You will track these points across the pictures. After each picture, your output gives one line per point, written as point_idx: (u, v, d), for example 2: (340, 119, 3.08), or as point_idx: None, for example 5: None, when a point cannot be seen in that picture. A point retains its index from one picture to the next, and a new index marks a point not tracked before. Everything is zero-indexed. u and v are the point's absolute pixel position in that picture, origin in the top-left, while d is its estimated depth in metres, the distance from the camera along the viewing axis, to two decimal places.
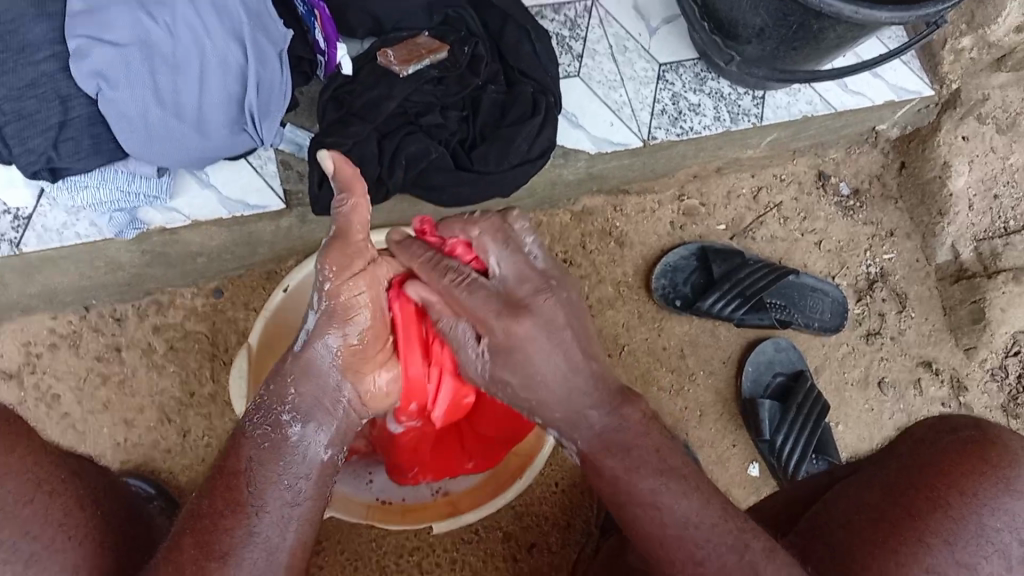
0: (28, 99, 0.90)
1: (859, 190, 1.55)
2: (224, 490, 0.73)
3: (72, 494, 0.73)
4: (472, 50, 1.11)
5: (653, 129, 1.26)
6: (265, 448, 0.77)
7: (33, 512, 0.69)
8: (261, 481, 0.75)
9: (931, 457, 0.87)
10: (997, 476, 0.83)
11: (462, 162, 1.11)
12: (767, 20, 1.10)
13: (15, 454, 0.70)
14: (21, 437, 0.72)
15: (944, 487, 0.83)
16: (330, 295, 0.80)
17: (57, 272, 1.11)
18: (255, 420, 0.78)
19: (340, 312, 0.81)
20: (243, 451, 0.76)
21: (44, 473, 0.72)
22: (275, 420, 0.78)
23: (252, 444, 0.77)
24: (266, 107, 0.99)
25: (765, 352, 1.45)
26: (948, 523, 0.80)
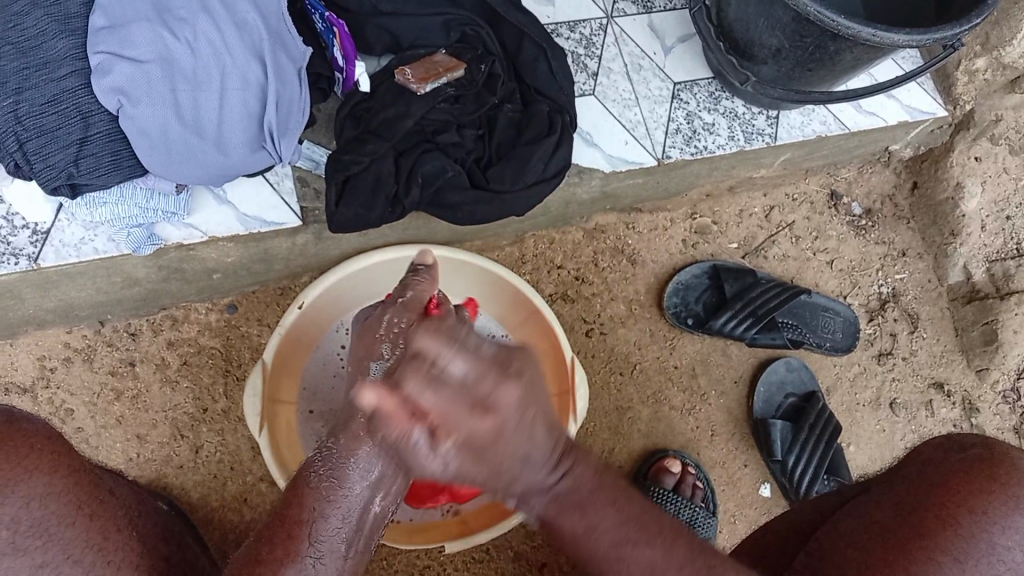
0: (50, 115, 0.91)
1: (871, 210, 1.55)
2: (282, 539, 0.72)
3: (111, 516, 0.74)
4: (488, 68, 1.13)
5: (668, 147, 1.26)
6: (329, 499, 0.78)
7: (74, 535, 0.70)
8: (319, 532, 0.75)
9: (939, 476, 0.86)
10: (1006, 494, 0.82)
11: (478, 179, 1.12)
12: (782, 41, 1.11)
13: (56, 475, 0.72)
14: (62, 457, 0.74)
15: (953, 505, 0.82)
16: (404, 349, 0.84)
17: (74, 287, 1.11)
18: (319, 471, 0.80)
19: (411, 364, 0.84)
20: (307, 500, 0.77)
21: (83, 496, 0.73)
22: (343, 474, 0.79)
23: (317, 493, 0.78)
24: (283, 124, 0.99)
25: (777, 373, 1.45)
26: (957, 541, 0.79)
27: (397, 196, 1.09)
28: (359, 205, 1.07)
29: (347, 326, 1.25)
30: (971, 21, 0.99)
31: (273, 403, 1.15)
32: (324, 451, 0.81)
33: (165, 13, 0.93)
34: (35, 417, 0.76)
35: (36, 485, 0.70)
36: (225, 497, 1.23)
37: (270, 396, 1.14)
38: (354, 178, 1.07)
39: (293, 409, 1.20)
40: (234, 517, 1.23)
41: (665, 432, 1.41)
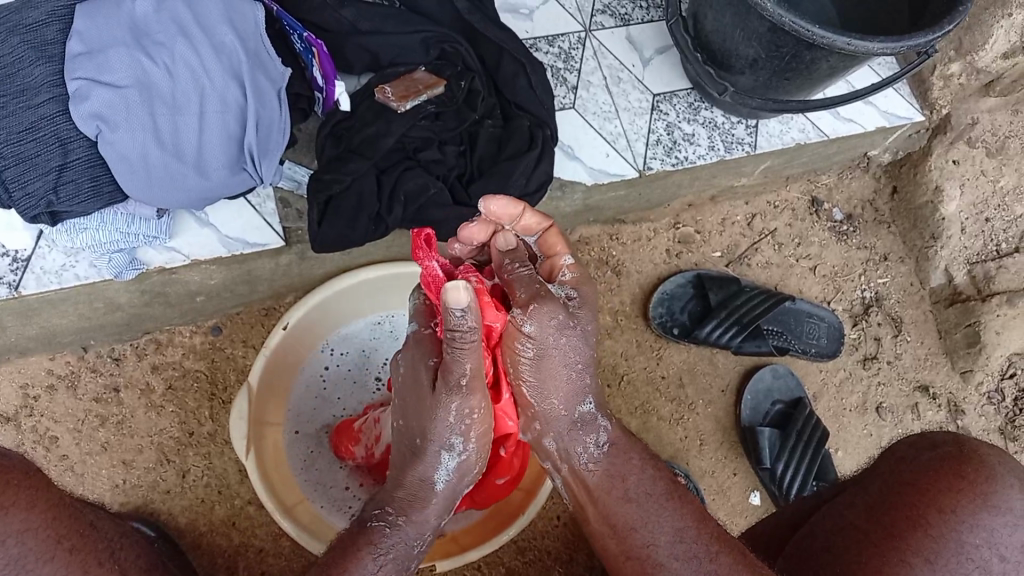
0: (28, 142, 0.90)
1: (851, 215, 1.56)
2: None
3: (93, 548, 0.74)
4: (468, 85, 1.13)
5: (648, 159, 1.27)
6: (383, 571, 0.79)
7: (54, 570, 0.70)
8: None
9: (911, 474, 0.86)
10: (974, 494, 0.82)
11: (460, 196, 1.12)
12: (759, 51, 1.11)
13: (35, 510, 0.71)
14: (41, 491, 0.73)
15: (924, 505, 0.82)
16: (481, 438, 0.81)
17: (55, 313, 1.09)
18: (380, 541, 0.79)
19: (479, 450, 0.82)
20: (364, 573, 0.77)
21: (64, 528, 0.73)
22: (401, 551, 0.80)
23: (376, 566, 0.78)
24: (265, 146, 0.99)
25: (763, 380, 1.45)
26: (927, 542, 0.80)
27: (379, 214, 1.09)
28: (342, 225, 1.08)
29: (332, 347, 1.26)
30: (943, 28, 1.00)
31: (260, 424, 1.14)
32: (385, 523, 0.80)
33: (143, 38, 0.93)
34: (15, 453, 0.75)
35: (12, 521, 0.69)
36: (214, 521, 1.22)
37: (256, 417, 1.13)
38: (336, 198, 1.08)
39: (280, 432, 1.19)
40: (223, 541, 1.22)
41: (654, 443, 1.41)
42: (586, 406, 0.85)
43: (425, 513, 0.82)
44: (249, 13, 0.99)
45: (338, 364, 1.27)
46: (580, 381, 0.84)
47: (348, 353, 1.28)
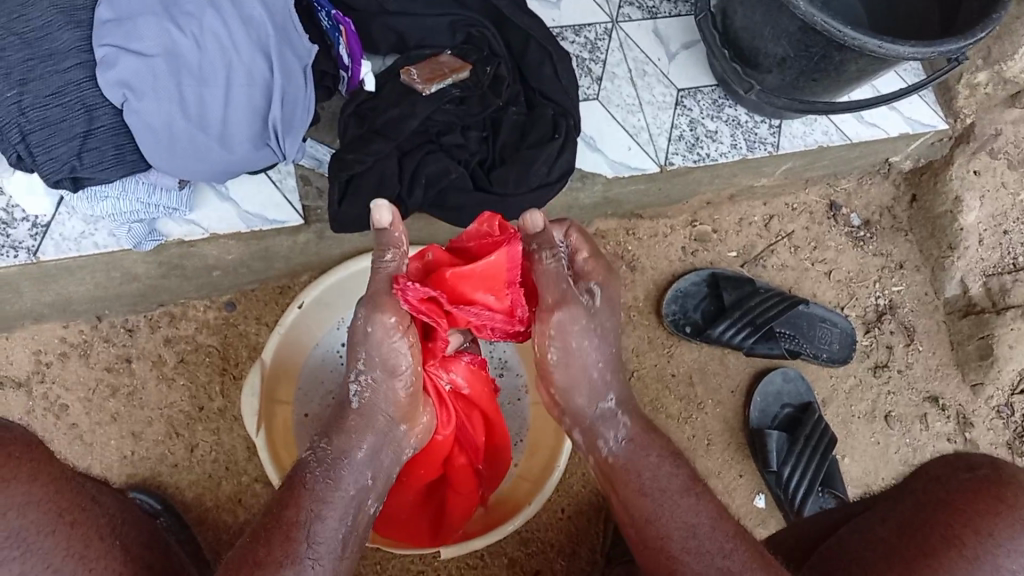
0: (54, 107, 0.90)
1: (869, 221, 1.56)
2: (280, 542, 0.74)
3: (92, 523, 0.73)
4: (494, 71, 1.13)
5: (670, 155, 1.26)
6: (323, 500, 0.79)
7: (54, 543, 0.70)
8: (316, 535, 0.77)
9: (946, 494, 0.86)
10: (1013, 517, 0.81)
11: (482, 182, 1.12)
12: (788, 50, 1.11)
13: (37, 482, 0.71)
14: (41, 463, 0.73)
15: (959, 525, 0.82)
16: (377, 358, 0.83)
17: (71, 281, 1.08)
18: (313, 473, 0.81)
19: (389, 368, 0.84)
20: (303, 503, 0.78)
21: (66, 502, 0.73)
22: (336, 475, 0.81)
23: (312, 495, 0.79)
24: (288, 120, 0.99)
25: (773, 383, 1.44)
26: (962, 562, 0.79)
27: (399, 197, 1.09)
28: (366, 203, 1.07)
29: (349, 326, 1.26)
30: (973, 37, 0.99)
31: (270, 402, 1.15)
32: (317, 451, 0.83)
33: (172, 8, 0.93)
34: (19, 426, 0.76)
35: (14, 493, 0.69)
36: (220, 497, 1.23)
37: (268, 394, 1.14)
38: (358, 178, 1.07)
39: (289, 412, 1.19)
40: (228, 518, 1.23)
41: None
42: (605, 404, 0.90)
43: (353, 436, 0.84)
44: None
45: (354, 344, 1.26)
46: (603, 381, 0.90)
47: None
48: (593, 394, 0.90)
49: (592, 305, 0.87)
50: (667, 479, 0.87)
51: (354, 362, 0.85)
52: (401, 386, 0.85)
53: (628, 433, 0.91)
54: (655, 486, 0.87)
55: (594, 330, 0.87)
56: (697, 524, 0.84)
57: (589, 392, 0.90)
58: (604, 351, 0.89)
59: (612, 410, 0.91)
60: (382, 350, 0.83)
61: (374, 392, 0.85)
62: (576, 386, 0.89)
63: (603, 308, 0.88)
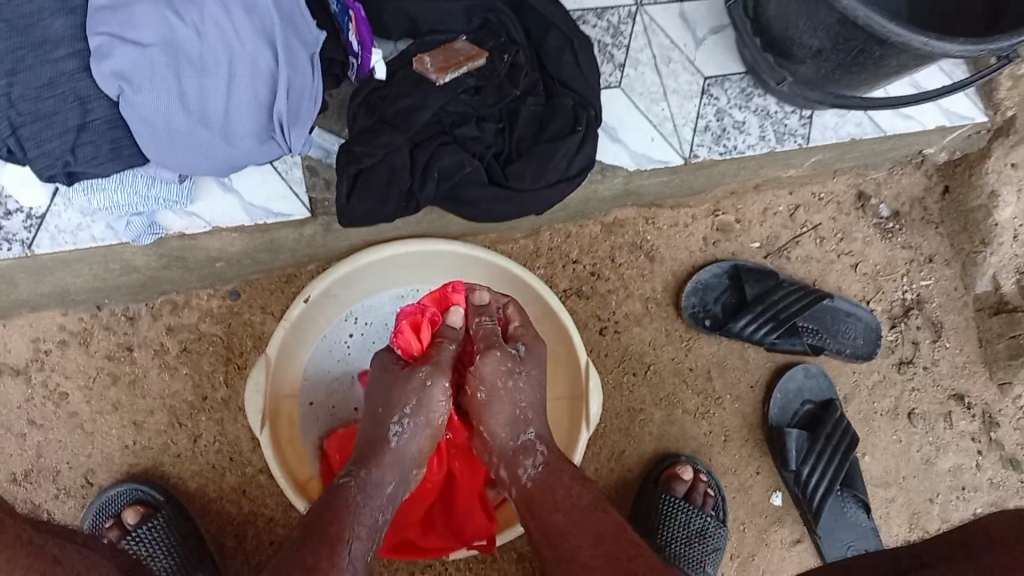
0: (46, 99, 0.84)
1: (898, 212, 1.49)
2: (331, 552, 0.77)
3: None
4: (511, 59, 1.08)
5: (695, 147, 1.21)
6: (360, 524, 0.84)
7: None
8: (356, 553, 0.81)
9: (1010, 558, 0.79)
10: None
11: (497, 176, 1.07)
12: (825, 43, 1.04)
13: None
14: None
15: None
16: (419, 407, 0.95)
17: (68, 273, 1.04)
18: (352, 499, 0.86)
19: (426, 418, 0.96)
20: (346, 521, 0.83)
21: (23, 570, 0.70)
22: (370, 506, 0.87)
23: (352, 517, 0.84)
24: (295, 112, 0.95)
25: (795, 379, 1.40)
26: None
27: (411, 190, 1.04)
28: (371, 201, 1.03)
29: (357, 316, 1.22)
30: None
31: (276, 398, 1.11)
32: (355, 480, 0.88)
33: None
34: None
35: None
36: (224, 488, 1.20)
37: (274, 389, 1.11)
38: (365, 173, 1.02)
39: (294, 404, 1.17)
40: (232, 508, 1.20)
41: (677, 436, 1.37)
42: (527, 436, 0.96)
43: (385, 472, 0.91)
44: None
45: (362, 334, 1.23)
46: (524, 416, 0.97)
47: (373, 324, 1.23)
48: (517, 425, 0.96)
49: (518, 359, 0.99)
50: (577, 498, 0.89)
51: (397, 408, 0.95)
52: (425, 437, 0.97)
53: (545, 461, 0.94)
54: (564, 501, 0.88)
55: (519, 373, 0.98)
56: (598, 533, 0.84)
57: (510, 428, 0.96)
58: (526, 397, 0.98)
59: (535, 440, 0.96)
60: (426, 410, 0.96)
61: (410, 437, 0.95)
62: (496, 414, 0.97)
63: (529, 357, 1.01)
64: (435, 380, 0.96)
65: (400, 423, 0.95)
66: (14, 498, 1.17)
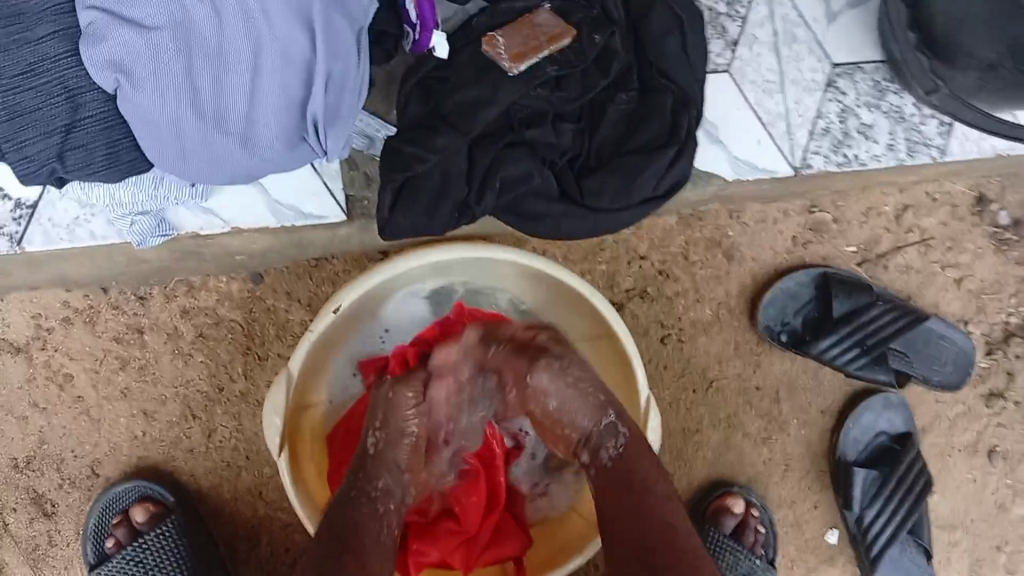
0: (25, 92, 0.67)
1: (1020, 221, 1.31)
2: None
3: None
4: (604, 41, 0.87)
5: (809, 154, 1.00)
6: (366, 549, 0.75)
7: None
8: None
9: None
10: None
11: (571, 194, 0.89)
12: (1005, 58, 0.83)
13: None
14: None
15: None
16: (386, 417, 0.87)
17: (64, 264, 0.90)
18: (357, 518, 0.78)
19: (394, 424, 0.87)
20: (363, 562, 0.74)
21: None
22: (376, 524, 0.79)
23: (356, 542, 0.75)
24: (335, 110, 0.77)
25: (873, 409, 1.25)
26: None
27: (466, 202, 0.86)
28: (419, 212, 0.85)
29: (395, 313, 1.06)
30: None
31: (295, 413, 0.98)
32: (345, 495, 0.80)
33: None
34: None
35: None
36: (239, 489, 1.10)
37: (293, 405, 0.97)
38: (416, 181, 0.85)
39: (317, 414, 1.03)
40: (246, 511, 1.10)
41: (733, 462, 1.23)
42: (604, 419, 0.84)
43: (383, 478, 0.82)
44: None
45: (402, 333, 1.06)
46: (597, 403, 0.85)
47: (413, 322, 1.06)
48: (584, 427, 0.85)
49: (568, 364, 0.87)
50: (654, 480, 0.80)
51: (370, 422, 0.87)
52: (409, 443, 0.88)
53: (626, 441, 0.82)
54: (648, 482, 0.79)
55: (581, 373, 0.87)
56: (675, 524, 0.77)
57: (585, 404, 0.85)
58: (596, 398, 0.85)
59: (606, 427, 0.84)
60: (393, 415, 0.87)
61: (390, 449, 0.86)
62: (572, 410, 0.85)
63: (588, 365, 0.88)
64: (400, 393, 0.89)
65: (374, 435, 0.86)
66: (13, 484, 1.08)
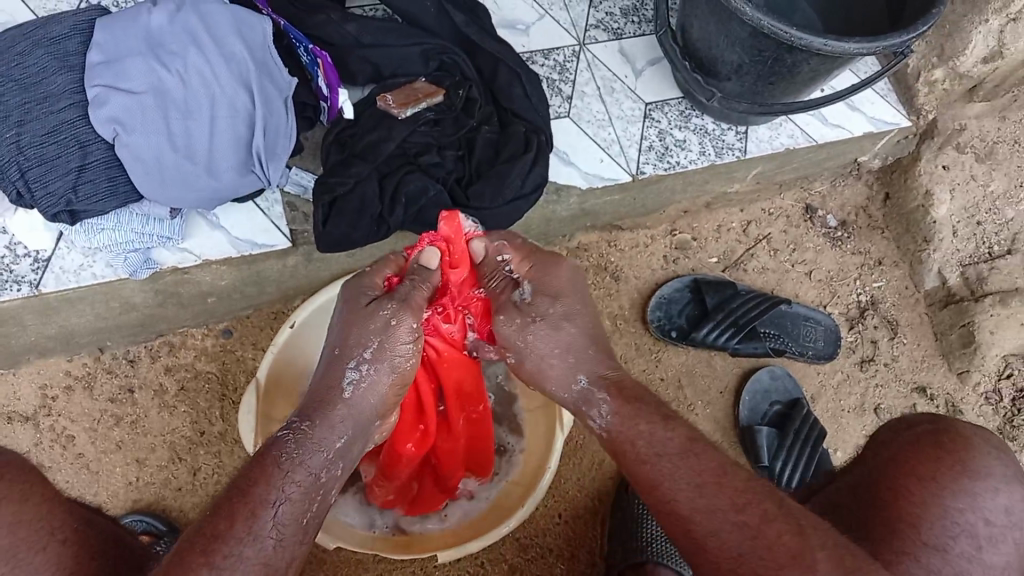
0: (49, 145, 0.96)
1: (846, 221, 1.60)
2: (240, 517, 0.72)
3: (86, 543, 0.77)
4: (466, 94, 1.20)
5: (641, 164, 1.32)
6: (286, 482, 0.77)
7: (44, 560, 0.73)
8: (280, 510, 0.75)
9: (889, 452, 0.94)
10: (953, 464, 0.90)
11: (460, 200, 1.17)
12: (743, 57, 1.17)
13: (29, 503, 0.75)
14: (35, 487, 0.77)
15: (898, 474, 0.90)
16: (376, 355, 0.85)
17: (73, 312, 1.14)
18: (286, 451, 0.78)
19: (383, 350, 0.85)
20: (272, 481, 0.76)
21: (58, 523, 0.76)
22: (309, 460, 0.79)
23: (281, 472, 0.77)
24: (272, 148, 1.04)
25: (761, 382, 1.48)
26: (911, 506, 0.87)
27: (381, 216, 1.14)
28: (344, 225, 1.13)
29: None
30: (916, 28, 1.04)
31: (267, 420, 1.18)
32: (293, 434, 0.80)
33: (158, 49, 1.00)
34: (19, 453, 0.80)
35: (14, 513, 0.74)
36: None
37: (264, 413, 1.17)
38: (340, 200, 1.13)
39: None
40: None
41: None
42: (578, 383, 0.90)
43: (335, 419, 0.83)
44: (258, 24, 1.05)
45: None
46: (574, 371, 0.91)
47: None
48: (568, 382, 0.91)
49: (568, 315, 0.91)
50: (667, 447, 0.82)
51: (354, 353, 0.85)
52: (392, 372, 0.87)
53: (611, 409, 0.88)
54: (654, 450, 0.83)
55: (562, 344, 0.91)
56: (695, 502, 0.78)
57: (570, 370, 0.91)
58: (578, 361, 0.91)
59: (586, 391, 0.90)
60: (381, 345, 0.85)
61: (367, 385, 0.85)
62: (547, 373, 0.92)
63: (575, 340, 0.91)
64: (401, 321, 0.86)
65: (356, 371, 0.84)
66: None
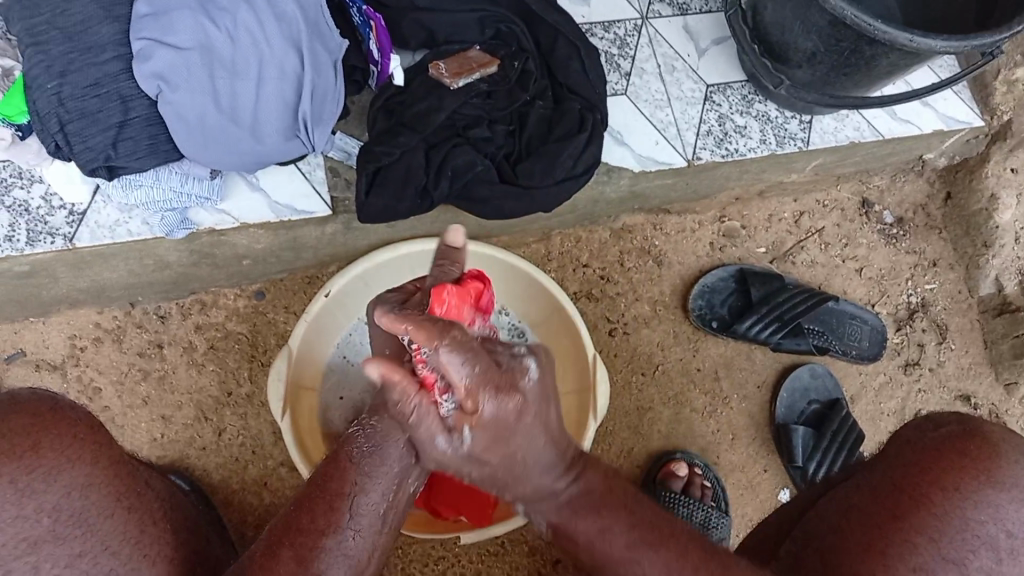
0: (91, 98, 0.92)
1: (902, 219, 1.53)
2: (324, 512, 0.69)
3: (146, 508, 0.72)
4: (521, 65, 1.14)
5: (697, 149, 1.26)
6: (366, 476, 0.73)
7: (113, 527, 0.68)
8: (361, 505, 0.71)
9: (912, 455, 0.87)
10: (976, 471, 0.82)
11: (507, 174, 1.12)
12: (818, 45, 1.10)
13: (98, 465, 0.70)
14: (102, 446, 0.72)
15: (926, 483, 0.82)
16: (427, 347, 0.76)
17: (105, 266, 1.11)
18: (360, 447, 0.74)
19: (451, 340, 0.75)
20: (350, 474, 0.73)
21: (123, 486, 0.71)
22: (386, 455, 0.74)
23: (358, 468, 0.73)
24: (319, 114, 1.01)
25: (802, 379, 1.43)
26: (930, 520, 0.79)
27: (426, 188, 1.10)
28: (388, 196, 1.08)
29: None
30: (1011, 28, 0.97)
31: (297, 388, 1.16)
32: (366, 428, 0.75)
33: (207, 2, 0.94)
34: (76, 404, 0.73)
35: (78, 474, 0.68)
36: (246, 480, 1.25)
37: (294, 381, 1.15)
38: (385, 169, 1.09)
39: (313, 399, 1.21)
40: (253, 500, 1.24)
41: (685, 433, 1.40)
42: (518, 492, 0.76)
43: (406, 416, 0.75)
44: None
45: None
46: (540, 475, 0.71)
47: None
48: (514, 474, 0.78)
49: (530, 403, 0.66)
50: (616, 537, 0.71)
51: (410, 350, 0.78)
52: None
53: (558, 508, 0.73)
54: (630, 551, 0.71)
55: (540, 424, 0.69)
56: None
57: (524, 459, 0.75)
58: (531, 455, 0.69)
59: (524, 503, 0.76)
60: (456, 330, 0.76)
61: None
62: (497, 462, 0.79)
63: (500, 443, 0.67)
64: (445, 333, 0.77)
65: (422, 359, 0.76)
66: None
